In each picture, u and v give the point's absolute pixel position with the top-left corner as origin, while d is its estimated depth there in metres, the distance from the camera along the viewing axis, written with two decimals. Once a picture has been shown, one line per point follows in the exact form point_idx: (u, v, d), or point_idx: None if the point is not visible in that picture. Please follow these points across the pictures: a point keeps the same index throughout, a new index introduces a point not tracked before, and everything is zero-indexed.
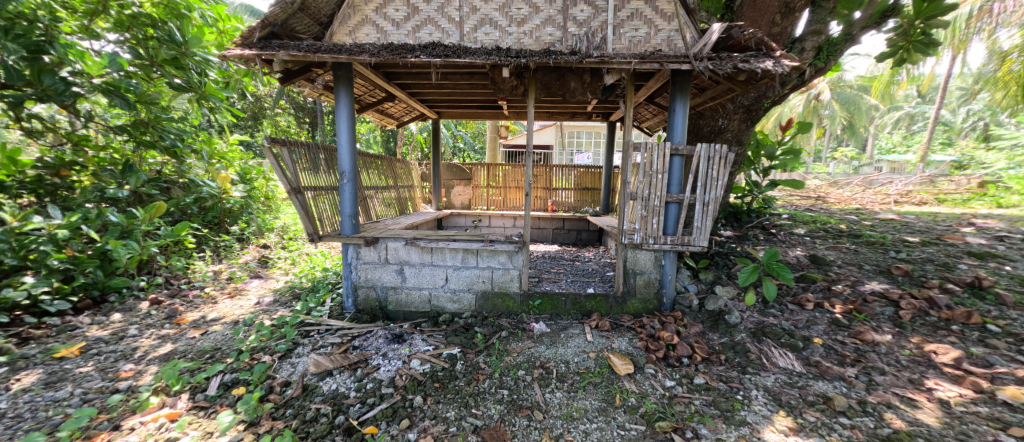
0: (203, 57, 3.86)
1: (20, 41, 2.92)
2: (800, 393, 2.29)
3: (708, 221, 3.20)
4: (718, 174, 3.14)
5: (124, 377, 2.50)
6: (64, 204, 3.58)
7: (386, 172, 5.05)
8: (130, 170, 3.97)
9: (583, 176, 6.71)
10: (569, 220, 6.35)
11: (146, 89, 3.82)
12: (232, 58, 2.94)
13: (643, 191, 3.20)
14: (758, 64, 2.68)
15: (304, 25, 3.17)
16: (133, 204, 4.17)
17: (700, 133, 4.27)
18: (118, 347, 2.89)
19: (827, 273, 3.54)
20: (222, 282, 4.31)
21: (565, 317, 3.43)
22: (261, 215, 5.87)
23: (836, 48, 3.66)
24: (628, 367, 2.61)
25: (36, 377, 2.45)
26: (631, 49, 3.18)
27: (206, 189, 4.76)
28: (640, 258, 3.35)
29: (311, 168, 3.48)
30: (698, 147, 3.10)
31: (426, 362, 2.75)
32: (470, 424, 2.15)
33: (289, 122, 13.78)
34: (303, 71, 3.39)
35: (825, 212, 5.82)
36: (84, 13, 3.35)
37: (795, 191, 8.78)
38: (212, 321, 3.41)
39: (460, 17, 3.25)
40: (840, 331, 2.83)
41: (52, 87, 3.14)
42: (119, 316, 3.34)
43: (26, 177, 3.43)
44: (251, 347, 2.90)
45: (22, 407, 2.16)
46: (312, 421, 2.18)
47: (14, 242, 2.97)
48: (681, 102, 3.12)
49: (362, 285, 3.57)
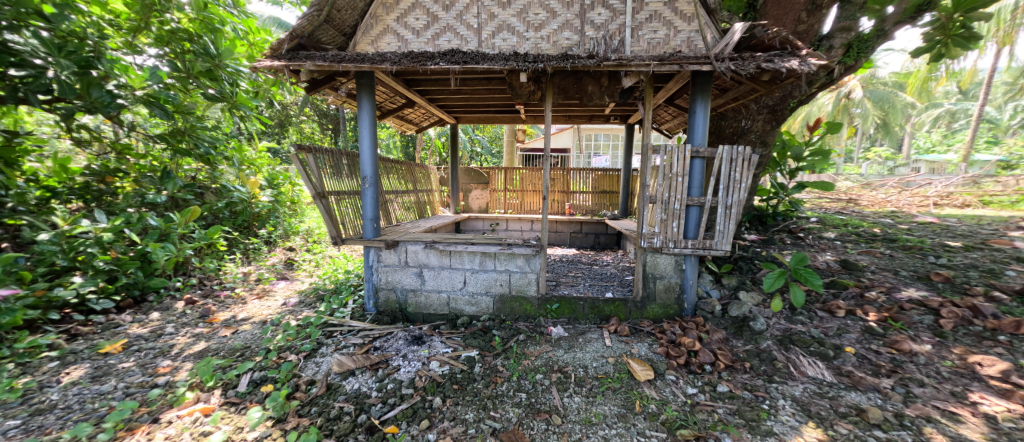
0: (235, 68, 4.06)
1: (71, 57, 3.15)
2: (830, 404, 2.20)
3: (730, 224, 3.12)
4: (741, 177, 3.06)
5: (162, 372, 2.65)
6: (109, 209, 3.83)
7: (406, 176, 5.15)
8: (167, 177, 4.21)
9: (601, 179, 6.63)
10: (588, 223, 6.31)
11: (182, 99, 4.04)
12: (262, 70, 3.10)
13: (663, 194, 3.14)
14: (782, 64, 2.62)
15: (329, 36, 3.28)
16: (170, 208, 4.40)
17: (722, 134, 4.14)
18: (156, 344, 3.05)
19: (860, 279, 3.38)
20: (251, 284, 4.49)
21: (583, 321, 3.40)
22: (288, 219, 6.09)
23: (867, 45, 3.49)
24: (648, 373, 2.57)
25: (83, 371, 2.63)
26: (650, 51, 3.15)
27: (237, 195, 4.94)
28: (660, 262, 3.31)
29: (335, 173, 3.60)
30: (719, 149, 3.02)
31: (445, 364, 2.80)
32: (489, 427, 2.17)
33: (313, 128, 14.23)
34: (328, 80, 3.52)
35: (858, 215, 5.57)
36: (128, 30, 3.59)
37: (824, 193, 8.44)
38: (242, 321, 3.55)
39: (478, 24, 3.30)
40: (874, 340, 2.70)
41: (99, 99, 3.34)
42: (157, 315, 3.53)
43: (76, 184, 3.75)
44: (279, 346, 3.01)
45: (72, 399, 2.33)
46: (336, 419, 2.25)
47: (64, 245, 3.21)
48: (701, 103, 3.08)
49: (382, 287, 3.65)
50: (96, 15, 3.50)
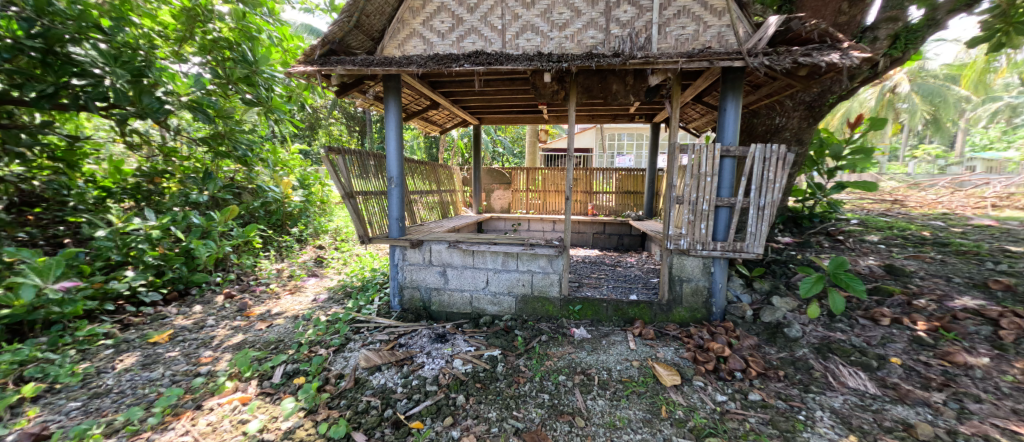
0: (270, 74, 4.25)
1: (126, 67, 3.37)
2: (874, 417, 2.07)
3: (763, 226, 2.99)
4: (774, 177, 2.92)
5: (204, 362, 2.81)
6: (157, 207, 4.11)
7: (430, 177, 5.24)
8: (209, 178, 4.47)
9: (625, 179, 6.51)
10: (611, 224, 6.22)
11: (223, 105, 4.27)
12: (296, 75, 3.23)
13: (691, 194, 3.05)
14: (822, 58, 2.49)
15: (358, 41, 3.37)
16: (212, 207, 4.67)
17: (754, 133, 3.98)
18: (199, 335, 3.25)
19: (907, 286, 3.16)
20: (284, 280, 4.70)
21: (606, 324, 3.36)
22: (318, 219, 6.33)
23: (915, 36, 3.26)
24: (675, 378, 2.50)
25: (135, 358, 2.83)
26: (678, 48, 3.07)
27: (271, 195, 5.18)
28: (687, 265, 3.22)
29: (363, 174, 3.71)
30: (752, 147, 2.90)
31: (468, 363, 2.83)
32: (512, 427, 2.18)
33: (341, 131, 14.72)
34: (357, 84, 3.63)
35: (904, 217, 5.21)
36: (175, 41, 3.84)
37: (866, 194, 7.94)
38: (276, 315, 3.72)
39: (502, 25, 3.32)
40: (923, 351, 2.52)
41: (149, 105, 3.52)
42: (200, 308, 3.75)
43: (128, 185, 4.05)
44: (310, 340, 3.13)
45: (125, 384, 2.51)
46: (363, 413, 2.31)
47: (119, 241, 3.47)
48: (732, 100, 2.97)
49: (407, 285, 3.72)
50: (148, 28, 3.76)
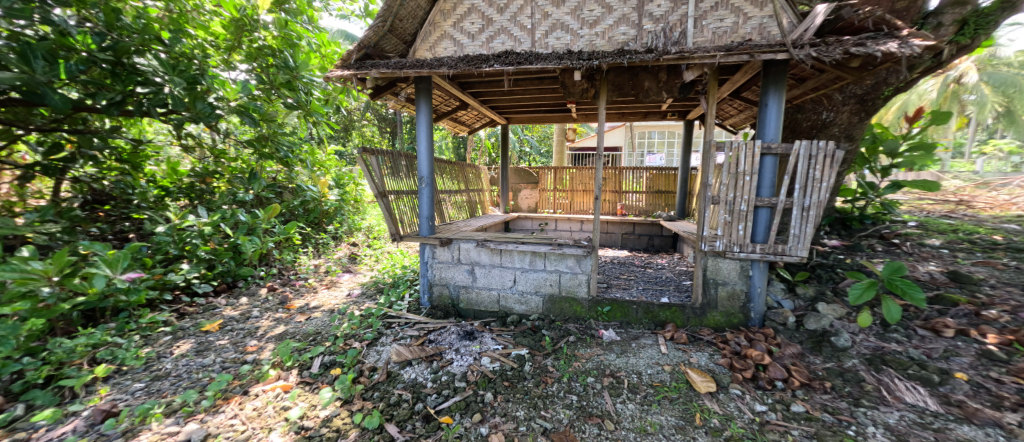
0: (310, 79, 4.47)
1: (182, 75, 3.63)
2: (936, 437, 1.90)
3: (807, 228, 2.83)
4: (821, 175, 2.74)
5: (250, 351, 3.00)
6: (208, 205, 4.43)
7: (458, 176, 5.33)
8: (253, 178, 4.76)
9: (655, 178, 6.34)
10: (641, 225, 6.07)
11: (267, 109, 4.53)
12: (334, 79, 3.37)
13: (728, 194, 2.91)
14: (877, 47, 2.32)
15: (392, 45, 3.47)
16: (256, 205, 4.97)
17: (798, 129, 3.76)
18: (245, 325, 3.47)
19: (975, 295, 2.87)
20: (321, 275, 4.93)
21: (636, 326, 3.28)
22: (352, 217, 6.59)
23: (987, 20, 2.95)
24: (710, 385, 2.41)
25: (190, 345, 3.06)
26: (715, 42, 2.95)
27: (310, 194, 5.45)
28: (722, 267, 3.10)
29: (394, 173, 3.82)
30: (796, 144, 2.72)
31: (496, 361, 2.86)
32: (540, 426, 2.17)
33: (374, 132, 15.23)
34: (390, 86, 3.74)
35: (972, 219, 4.74)
36: (225, 50, 4.11)
37: (927, 194, 7.29)
38: (314, 309, 3.91)
39: (532, 25, 3.32)
40: (994, 367, 2.28)
41: (203, 110, 3.78)
42: (246, 299, 4.01)
43: (183, 184, 4.41)
44: (345, 333, 3.27)
45: (182, 368, 2.72)
46: (395, 405, 2.38)
47: (176, 236, 3.76)
48: (774, 95, 2.82)
49: (436, 283, 3.80)
50: (201, 38, 4.04)
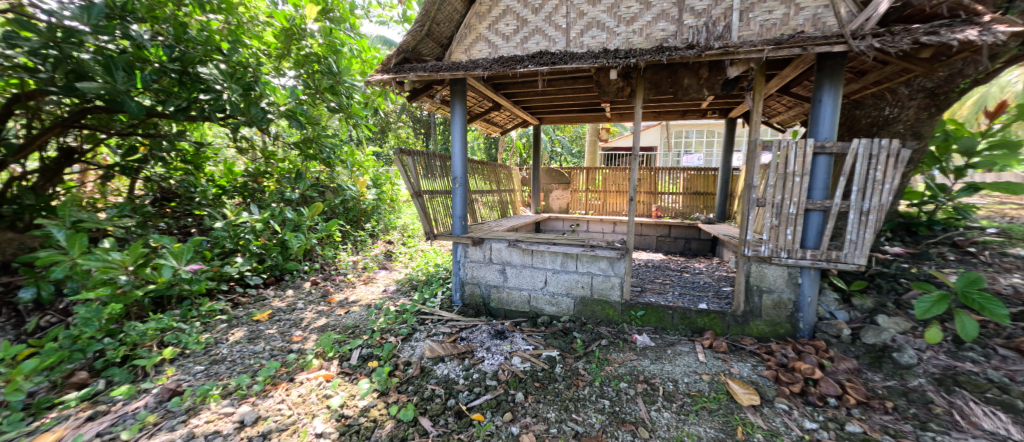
0: (351, 84, 4.68)
1: (239, 83, 3.94)
2: None
3: (867, 233, 2.61)
4: (883, 177, 2.53)
5: (295, 340, 3.19)
6: (259, 203, 4.75)
7: (490, 177, 5.39)
8: (299, 178, 5.06)
9: (693, 179, 6.11)
10: (677, 227, 5.87)
11: (312, 112, 4.80)
12: (374, 83, 3.51)
13: (775, 197, 2.75)
14: (953, 36, 2.11)
15: (429, 48, 3.56)
16: (301, 204, 5.28)
17: (856, 126, 3.48)
18: (291, 316, 3.69)
19: None
20: (359, 271, 5.16)
21: (671, 332, 3.18)
22: (388, 216, 6.84)
23: None
24: (753, 398, 2.29)
25: (243, 332, 3.30)
26: (763, 35, 2.79)
27: (349, 193, 5.72)
28: (767, 274, 2.93)
29: (429, 174, 3.92)
30: (854, 143, 2.52)
31: (527, 361, 2.86)
32: (571, 429, 2.15)
33: (409, 133, 15.73)
34: (426, 88, 3.85)
35: None
36: (276, 58, 4.39)
37: (1011, 198, 6.50)
38: (352, 303, 4.09)
39: (567, 24, 3.29)
40: None
41: (257, 115, 4.06)
42: (291, 292, 4.27)
43: (238, 183, 4.78)
44: (381, 328, 3.40)
45: (236, 354, 2.94)
46: (428, 400, 2.45)
47: (231, 232, 4.07)
48: (829, 90, 2.63)
49: (468, 281, 3.87)
50: (256, 48, 4.35)
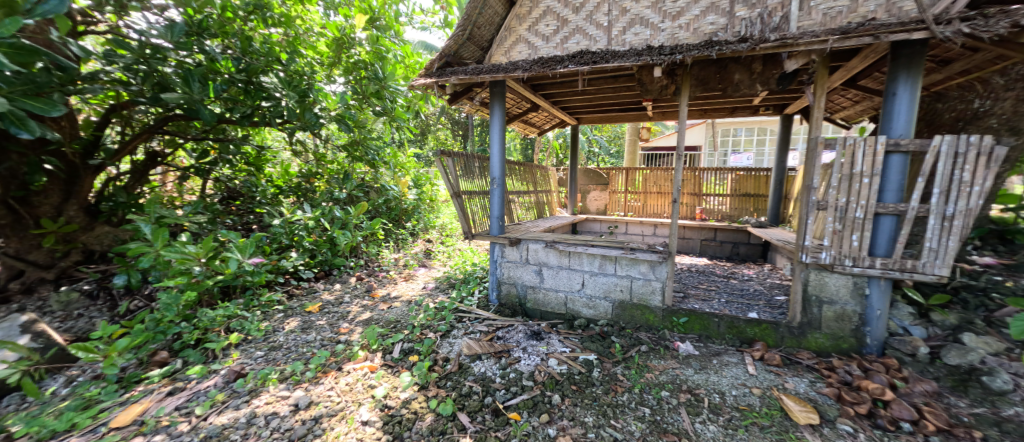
0: (395, 88, 4.89)
1: (296, 90, 4.22)
2: None
3: (950, 241, 2.34)
4: (971, 178, 2.25)
5: (343, 332, 3.39)
6: (311, 202, 5.10)
7: (527, 178, 5.41)
8: (346, 178, 5.36)
9: (742, 180, 5.78)
10: (723, 231, 5.57)
11: (359, 116, 5.06)
12: (417, 87, 3.65)
13: (839, 199, 2.53)
14: None
15: (470, 52, 3.64)
16: (348, 203, 5.58)
17: (938, 121, 3.12)
18: (339, 309, 3.92)
19: None
20: (400, 268, 5.37)
21: (717, 341, 3.02)
22: (427, 215, 7.06)
23: None
24: (811, 416, 2.12)
25: (296, 322, 3.55)
26: (827, 24, 2.58)
27: (392, 193, 5.97)
28: (828, 283, 2.70)
29: (468, 174, 4.00)
30: (935, 140, 2.27)
31: (563, 363, 2.84)
32: (610, 435, 2.11)
33: (447, 135, 16.16)
34: (466, 91, 3.94)
35: None
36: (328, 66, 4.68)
37: None
38: (394, 299, 4.27)
39: (609, 22, 3.23)
40: None
41: (311, 120, 4.37)
42: (339, 286, 4.53)
43: (293, 184, 5.14)
44: (422, 324, 3.52)
45: (290, 342, 3.17)
46: (466, 396, 2.50)
47: (286, 228, 4.39)
48: (906, 83, 2.38)
49: (504, 281, 3.90)
50: (311, 57, 4.66)
